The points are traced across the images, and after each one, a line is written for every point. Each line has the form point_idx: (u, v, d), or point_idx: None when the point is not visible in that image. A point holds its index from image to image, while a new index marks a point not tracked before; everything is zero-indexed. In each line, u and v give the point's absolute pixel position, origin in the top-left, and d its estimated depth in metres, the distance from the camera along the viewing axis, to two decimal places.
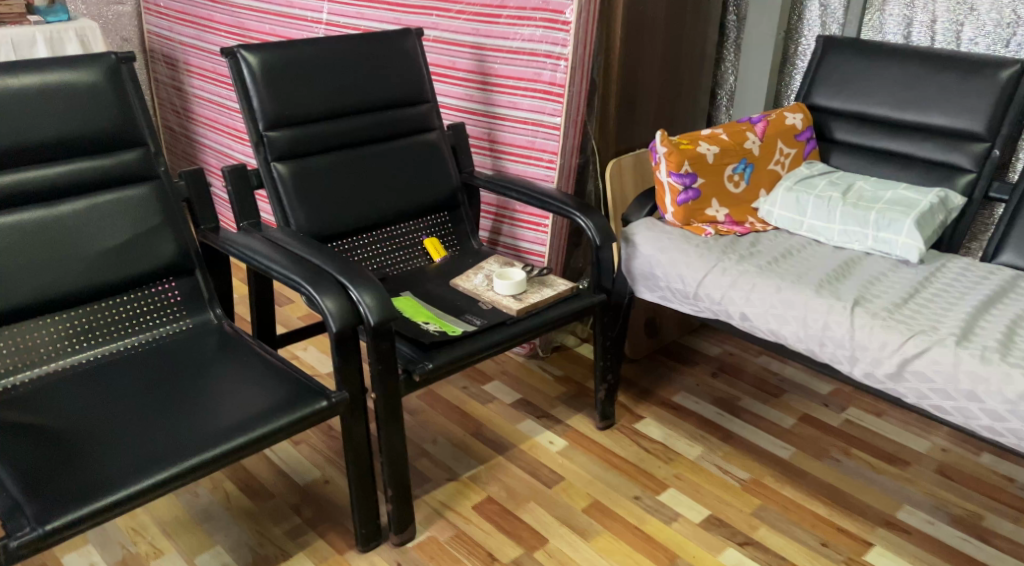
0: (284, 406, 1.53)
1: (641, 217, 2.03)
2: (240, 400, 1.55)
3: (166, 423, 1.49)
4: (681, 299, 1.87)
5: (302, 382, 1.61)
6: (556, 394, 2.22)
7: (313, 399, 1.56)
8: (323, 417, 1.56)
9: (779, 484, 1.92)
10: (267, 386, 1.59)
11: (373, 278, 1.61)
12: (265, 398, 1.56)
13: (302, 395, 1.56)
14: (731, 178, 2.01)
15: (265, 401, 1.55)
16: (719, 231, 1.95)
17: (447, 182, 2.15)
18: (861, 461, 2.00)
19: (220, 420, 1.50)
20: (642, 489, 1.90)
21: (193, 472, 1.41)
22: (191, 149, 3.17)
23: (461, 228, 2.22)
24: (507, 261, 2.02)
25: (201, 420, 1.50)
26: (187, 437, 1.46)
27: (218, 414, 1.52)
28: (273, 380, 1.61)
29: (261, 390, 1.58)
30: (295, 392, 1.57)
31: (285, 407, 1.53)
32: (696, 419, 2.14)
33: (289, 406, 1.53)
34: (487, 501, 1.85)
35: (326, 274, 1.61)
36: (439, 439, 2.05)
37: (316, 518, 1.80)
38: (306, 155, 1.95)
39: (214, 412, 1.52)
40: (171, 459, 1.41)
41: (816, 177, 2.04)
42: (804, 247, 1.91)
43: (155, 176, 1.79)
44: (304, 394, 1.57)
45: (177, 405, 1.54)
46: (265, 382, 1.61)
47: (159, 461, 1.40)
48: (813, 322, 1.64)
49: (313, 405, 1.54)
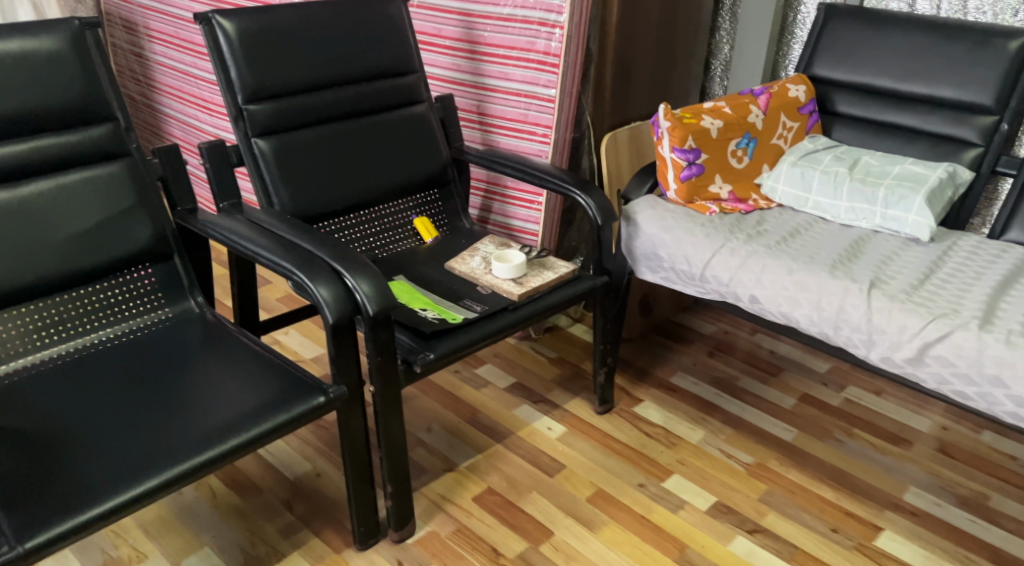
0: (279, 403, 1.44)
1: (641, 193, 1.95)
2: (233, 396, 1.45)
3: (153, 423, 1.39)
4: (686, 281, 1.81)
5: (295, 375, 1.51)
6: (551, 377, 2.16)
7: (309, 394, 1.46)
8: (321, 413, 1.47)
9: (784, 468, 1.88)
10: (259, 381, 1.49)
11: (369, 264, 1.52)
12: (258, 394, 1.46)
13: (298, 391, 1.47)
14: (734, 153, 1.93)
15: (259, 397, 1.45)
16: (723, 209, 1.88)
17: (436, 157, 2.05)
18: (865, 442, 1.97)
19: (212, 419, 1.40)
20: (646, 476, 1.84)
21: (183, 478, 1.31)
22: (156, 121, 3.01)
23: (451, 206, 2.11)
24: (502, 241, 1.93)
25: (192, 420, 1.40)
26: (177, 439, 1.36)
27: (210, 411, 1.42)
28: (267, 372, 1.52)
29: (254, 384, 1.48)
30: (291, 386, 1.48)
31: (279, 404, 1.44)
32: (695, 401, 2.09)
33: (285, 403, 1.44)
34: (487, 492, 1.79)
35: (318, 260, 1.51)
36: (434, 427, 1.97)
37: (310, 514, 1.72)
38: (289, 130, 1.83)
39: (204, 409, 1.42)
40: (162, 463, 1.31)
41: (819, 152, 1.98)
42: (810, 225, 1.85)
43: (127, 153, 1.65)
44: (300, 388, 1.47)
45: (164, 402, 1.44)
46: (256, 377, 1.51)
47: (146, 468, 1.30)
48: (828, 305, 1.59)
49: (310, 402, 1.45)
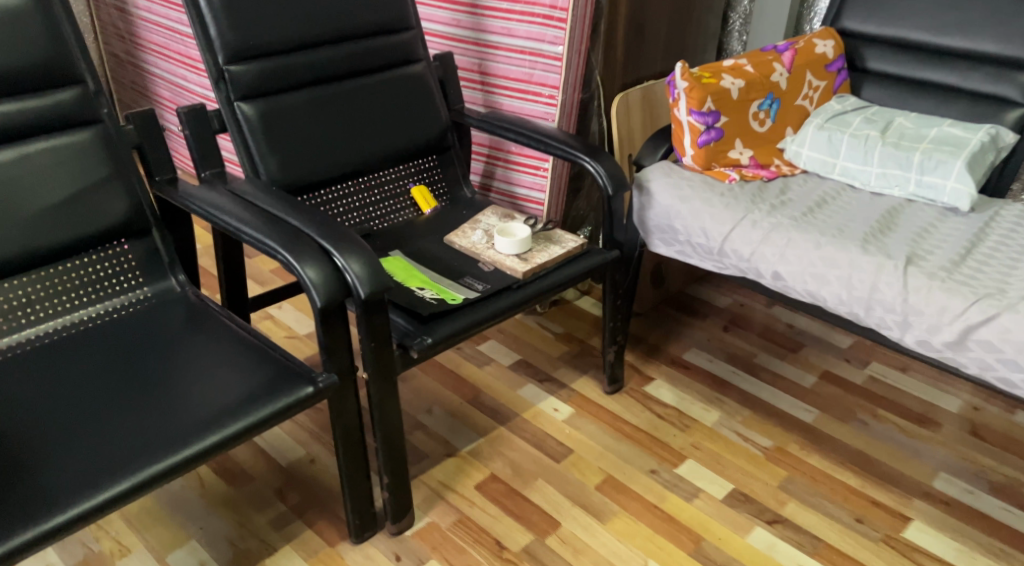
0: (263, 396, 1.32)
1: (656, 160, 1.81)
2: (214, 387, 1.34)
3: (127, 418, 1.28)
4: (702, 255, 1.69)
5: (281, 362, 1.39)
6: (558, 354, 2.04)
7: (296, 385, 1.34)
8: (309, 405, 1.36)
9: (805, 452, 1.77)
10: (242, 370, 1.38)
11: (361, 241, 1.39)
12: (242, 384, 1.34)
13: (284, 381, 1.35)
14: (756, 115, 1.79)
15: (243, 388, 1.34)
16: (744, 176, 1.75)
17: (435, 121, 1.91)
18: (890, 423, 1.86)
19: (191, 413, 1.29)
20: (659, 462, 1.73)
21: (156, 481, 1.21)
22: (142, 81, 2.86)
23: (450, 173, 1.97)
24: (506, 211, 1.80)
25: (170, 414, 1.29)
26: (151, 436, 1.25)
27: (189, 404, 1.31)
28: (252, 360, 1.40)
29: (238, 373, 1.37)
30: (277, 376, 1.36)
31: (263, 396, 1.32)
32: (710, 380, 1.98)
33: (270, 394, 1.32)
34: (491, 480, 1.68)
35: (305, 237, 1.38)
36: (435, 409, 1.86)
37: (304, 504, 1.61)
38: (275, 93, 1.69)
39: (184, 402, 1.31)
40: (135, 463, 1.21)
41: (849, 113, 1.83)
42: (839, 195, 1.72)
43: (98, 119, 1.52)
44: (286, 378, 1.36)
45: (140, 393, 1.33)
46: (240, 365, 1.39)
47: (115, 470, 1.20)
48: (859, 283, 1.47)
49: (296, 393, 1.33)
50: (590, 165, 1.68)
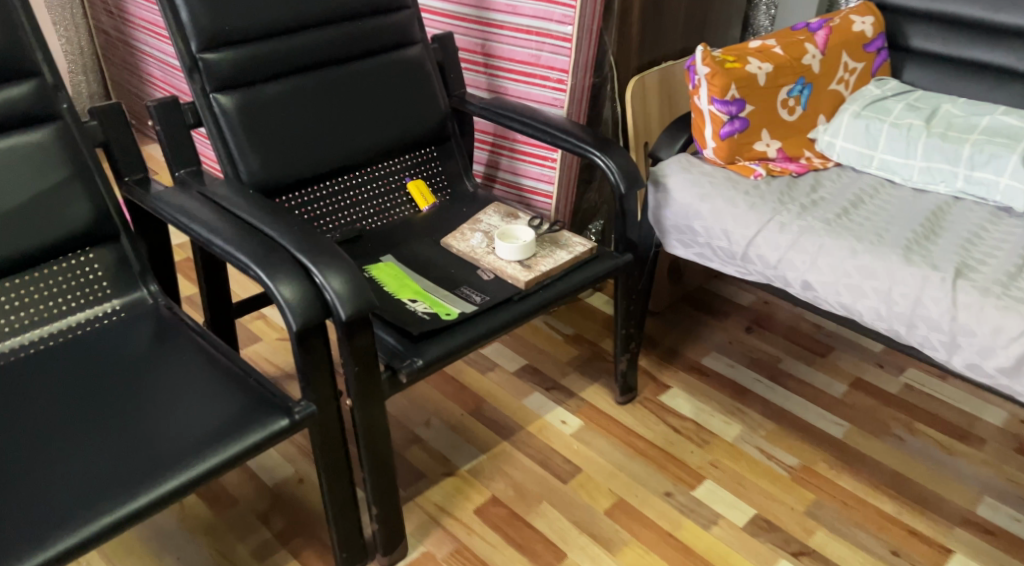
0: (229, 431, 1.17)
1: (673, 152, 1.65)
2: (178, 421, 1.19)
3: (78, 459, 1.14)
4: (724, 259, 1.53)
5: (252, 389, 1.24)
6: (567, 359, 1.90)
7: (268, 417, 1.19)
8: (283, 439, 1.20)
9: (834, 473, 1.63)
10: (209, 400, 1.23)
11: (342, 254, 1.25)
12: (208, 417, 1.20)
13: (255, 413, 1.20)
14: (785, 102, 1.62)
15: (209, 421, 1.19)
16: (770, 171, 1.58)
17: (433, 109, 1.75)
18: (928, 439, 1.71)
19: (149, 452, 1.15)
20: (674, 483, 1.60)
21: (104, 535, 1.07)
22: (132, 59, 2.72)
23: (451, 166, 1.82)
24: (508, 210, 1.65)
25: (126, 454, 1.15)
26: (102, 482, 1.11)
27: (148, 442, 1.16)
28: (223, 387, 1.25)
29: (205, 403, 1.22)
30: (248, 406, 1.21)
31: (229, 432, 1.17)
32: (731, 389, 1.83)
33: (239, 430, 1.18)
34: (491, 503, 1.55)
35: (281, 249, 1.24)
36: (433, 421, 1.73)
37: (289, 530, 1.50)
38: (255, 83, 1.54)
39: (143, 439, 1.17)
40: (82, 514, 1.07)
41: (889, 99, 1.66)
42: (877, 193, 1.55)
43: (57, 116, 1.38)
44: (258, 409, 1.20)
45: (96, 428, 1.19)
46: (209, 393, 1.24)
47: (58, 525, 1.05)
48: (900, 298, 1.32)
49: (268, 427, 1.18)
50: (599, 161, 1.54)
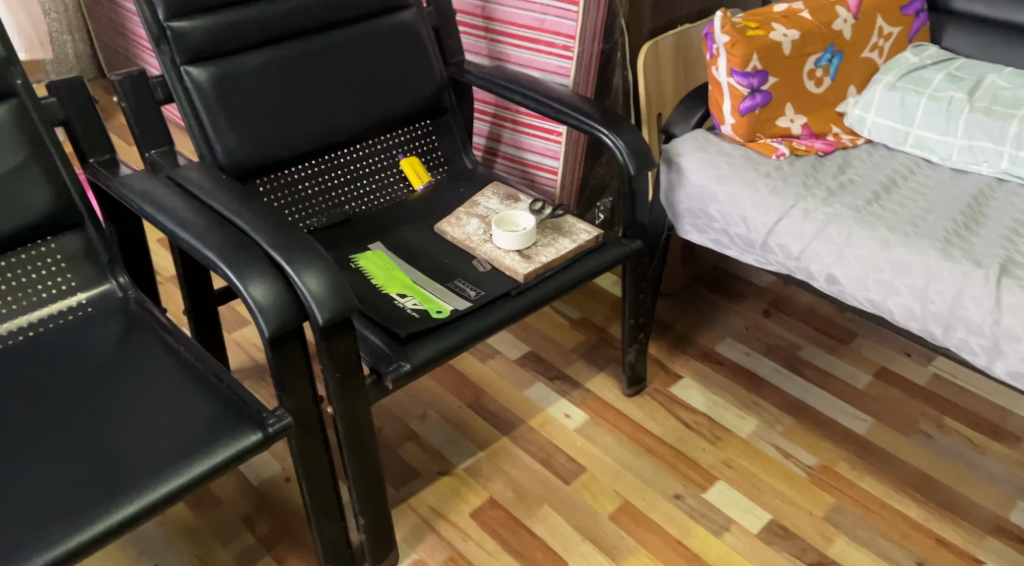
0: (198, 446, 1.05)
1: (689, 128, 1.51)
2: (137, 435, 1.07)
3: (22, 478, 1.02)
4: (742, 247, 1.41)
5: (224, 397, 1.12)
6: (572, 346, 1.80)
7: (238, 432, 1.07)
8: (258, 453, 1.08)
9: (856, 474, 1.52)
10: (176, 409, 1.10)
11: (321, 249, 1.14)
12: (174, 430, 1.07)
13: (227, 425, 1.08)
14: (812, 73, 1.47)
15: (172, 436, 1.07)
16: (794, 150, 1.45)
17: (429, 79, 1.62)
18: (957, 436, 1.60)
19: (104, 473, 1.02)
20: (684, 485, 1.50)
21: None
22: (116, 17, 2.57)
23: (448, 141, 1.68)
24: (508, 191, 1.52)
25: (79, 475, 1.02)
26: (53, 508, 0.98)
27: (106, 459, 1.04)
28: (190, 395, 1.12)
29: (169, 415, 1.10)
30: (216, 419, 1.09)
31: (198, 447, 1.05)
32: (746, 379, 1.72)
33: (205, 446, 1.05)
34: (488, 506, 1.46)
35: (253, 244, 1.13)
36: (429, 414, 1.63)
37: (274, 535, 1.41)
38: (231, 53, 1.41)
39: (98, 456, 1.04)
40: (28, 545, 0.94)
41: (927, 68, 1.51)
42: (911, 174, 1.41)
43: (11, 92, 1.25)
44: (226, 422, 1.08)
45: (48, 442, 1.06)
46: (173, 403, 1.11)
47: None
48: (936, 297, 1.19)
49: (241, 442, 1.06)
50: (607, 139, 1.42)
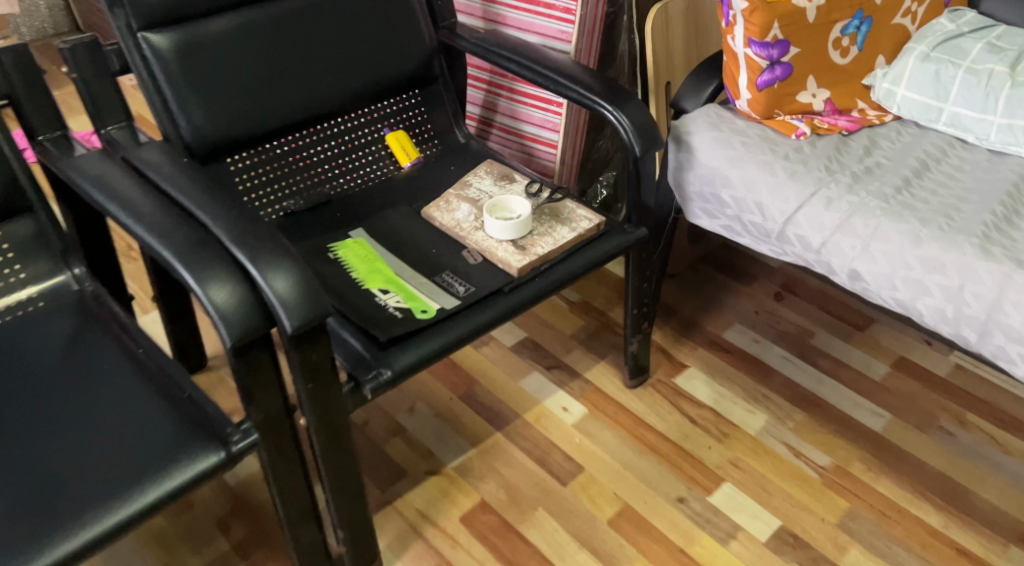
0: (153, 468, 0.95)
1: (700, 103, 1.38)
2: (84, 454, 0.96)
3: None
4: (756, 236, 1.30)
5: (184, 410, 1.01)
6: (570, 332, 1.69)
7: (199, 452, 0.96)
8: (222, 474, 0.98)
9: (872, 476, 1.43)
10: (131, 424, 1.00)
11: (290, 246, 1.02)
12: (128, 449, 0.97)
13: (187, 443, 0.97)
14: (838, 42, 1.34)
15: (125, 456, 0.96)
16: (815, 129, 1.32)
17: (416, 45, 1.48)
18: (980, 434, 1.50)
19: (49, 499, 0.92)
20: (688, 486, 1.41)
21: None
22: None
23: (439, 112, 1.55)
24: (503, 170, 1.40)
25: (20, 502, 0.91)
26: None
27: (51, 483, 0.93)
28: (145, 408, 1.01)
29: (123, 431, 0.99)
30: (172, 437, 0.98)
31: (153, 468, 0.95)
32: (756, 370, 1.62)
33: (160, 470, 0.94)
34: (480, 510, 1.36)
35: (213, 240, 1.00)
36: (418, 407, 1.53)
37: (250, 542, 1.32)
38: (194, 18, 1.27)
39: (41, 480, 0.94)
40: None
41: (966, 36, 1.37)
42: (944, 158, 1.29)
43: None
44: (186, 440, 0.97)
45: None
46: (125, 417, 1.00)
47: None
48: (972, 300, 1.08)
49: (202, 463, 0.96)
50: (609, 115, 1.29)
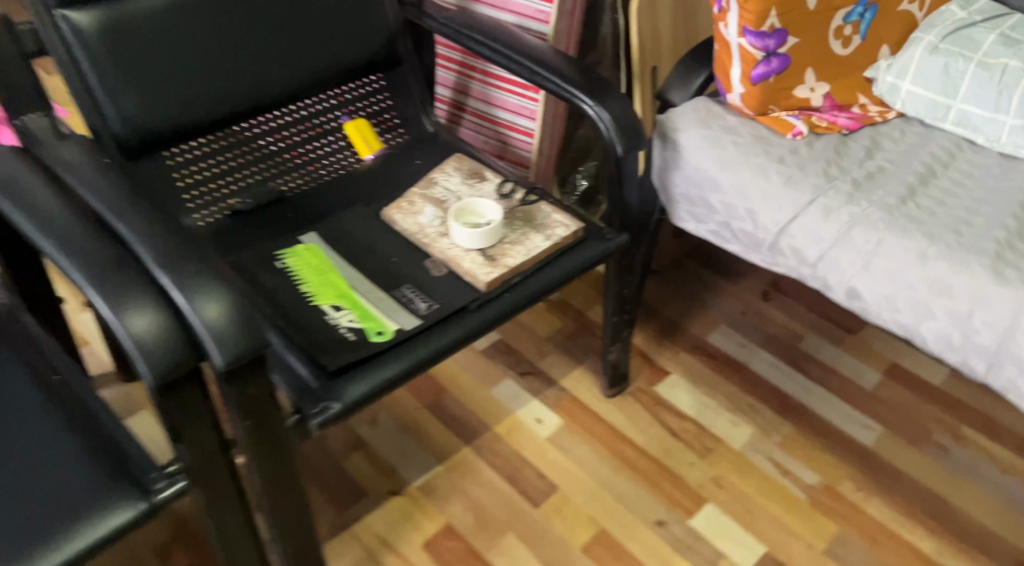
0: (65, 523, 0.84)
1: (688, 96, 1.26)
2: None
3: None
4: (746, 244, 1.19)
5: (103, 451, 0.90)
6: (545, 334, 1.59)
7: (118, 504, 0.86)
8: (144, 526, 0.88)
9: (862, 497, 1.34)
10: (41, 467, 0.89)
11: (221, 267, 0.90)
12: (36, 498, 0.86)
13: (104, 493, 0.87)
14: (840, 31, 1.22)
15: (32, 507, 0.85)
16: (813, 127, 1.21)
17: (377, 24, 1.34)
18: (976, 449, 1.41)
19: None
20: (668, 509, 1.32)
21: None
22: None
23: (406, 98, 1.42)
24: (472, 166, 1.28)
25: None
26: None
27: None
28: (57, 448, 0.90)
29: (31, 476, 0.88)
30: (87, 484, 0.87)
31: (65, 523, 0.84)
32: (741, 377, 1.52)
33: (72, 525, 0.84)
34: (444, 534, 1.27)
35: (133, 260, 0.88)
36: (381, 418, 1.43)
37: None
38: None
39: None
40: None
41: (978, 25, 1.25)
42: (952, 162, 1.18)
43: None
44: (104, 489, 0.87)
45: None
46: (31, 459, 0.89)
47: None
48: (982, 328, 0.99)
49: (121, 516, 0.86)
50: (587, 107, 1.17)
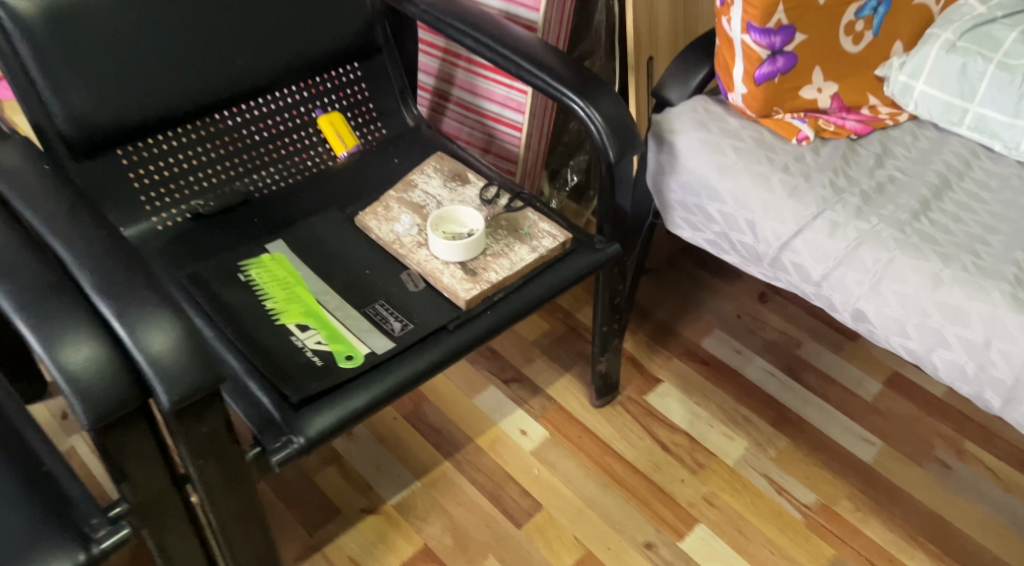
0: None
1: (686, 94, 1.17)
2: None
3: None
4: (745, 256, 1.11)
5: (41, 494, 0.83)
6: (532, 338, 1.51)
7: (53, 556, 0.79)
8: None
9: (860, 518, 1.28)
10: None
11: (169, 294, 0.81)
12: None
13: (39, 543, 0.80)
14: (852, 26, 1.13)
15: None
16: (820, 131, 1.13)
17: (352, 10, 1.24)
18: (979, 467, 1.35)
19: None
20: (657, 530, 1.25)
21: None
22: None
23: (385, 90, 1.32)
24: (454, 167, 1.20)
25: None
26: None
27: None
28: None
29: None
30: (20, 533, 0.80)
31: None
32: (736, 386, 1.45)
33: None
34: (422, 557, 1.21)
35: (69, 284, 0.79)
36: (357, 428, 1.35)
37: None
38: None
39: None
40: None
41: (999, 21, 1.15)
42: (968, 172, 1.10)
43: None
44: (39, 539, 0.80)
45: None
46: None
47: None
48: (999, 360, 0.92)
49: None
50: (575, 106, 1.08)
